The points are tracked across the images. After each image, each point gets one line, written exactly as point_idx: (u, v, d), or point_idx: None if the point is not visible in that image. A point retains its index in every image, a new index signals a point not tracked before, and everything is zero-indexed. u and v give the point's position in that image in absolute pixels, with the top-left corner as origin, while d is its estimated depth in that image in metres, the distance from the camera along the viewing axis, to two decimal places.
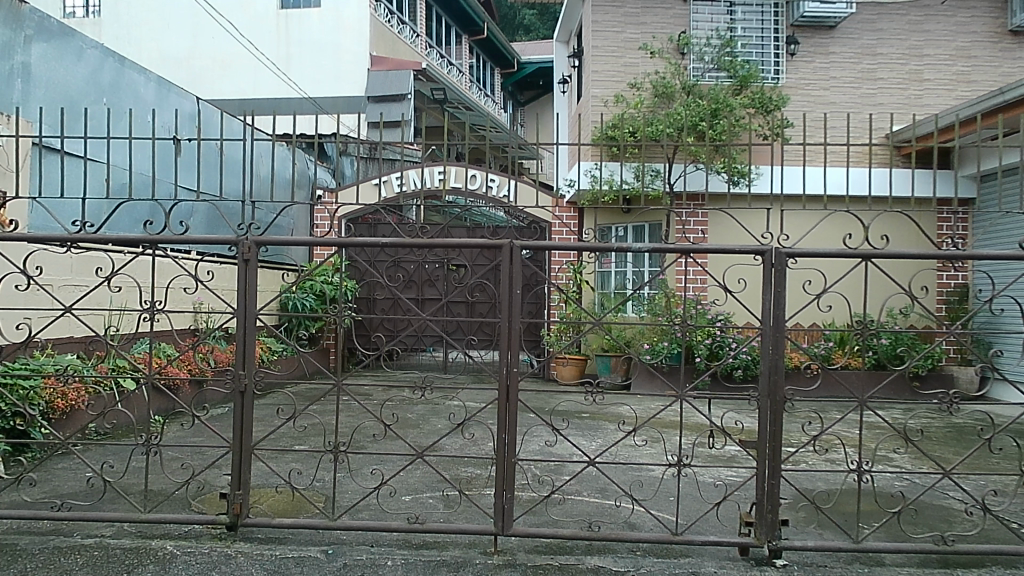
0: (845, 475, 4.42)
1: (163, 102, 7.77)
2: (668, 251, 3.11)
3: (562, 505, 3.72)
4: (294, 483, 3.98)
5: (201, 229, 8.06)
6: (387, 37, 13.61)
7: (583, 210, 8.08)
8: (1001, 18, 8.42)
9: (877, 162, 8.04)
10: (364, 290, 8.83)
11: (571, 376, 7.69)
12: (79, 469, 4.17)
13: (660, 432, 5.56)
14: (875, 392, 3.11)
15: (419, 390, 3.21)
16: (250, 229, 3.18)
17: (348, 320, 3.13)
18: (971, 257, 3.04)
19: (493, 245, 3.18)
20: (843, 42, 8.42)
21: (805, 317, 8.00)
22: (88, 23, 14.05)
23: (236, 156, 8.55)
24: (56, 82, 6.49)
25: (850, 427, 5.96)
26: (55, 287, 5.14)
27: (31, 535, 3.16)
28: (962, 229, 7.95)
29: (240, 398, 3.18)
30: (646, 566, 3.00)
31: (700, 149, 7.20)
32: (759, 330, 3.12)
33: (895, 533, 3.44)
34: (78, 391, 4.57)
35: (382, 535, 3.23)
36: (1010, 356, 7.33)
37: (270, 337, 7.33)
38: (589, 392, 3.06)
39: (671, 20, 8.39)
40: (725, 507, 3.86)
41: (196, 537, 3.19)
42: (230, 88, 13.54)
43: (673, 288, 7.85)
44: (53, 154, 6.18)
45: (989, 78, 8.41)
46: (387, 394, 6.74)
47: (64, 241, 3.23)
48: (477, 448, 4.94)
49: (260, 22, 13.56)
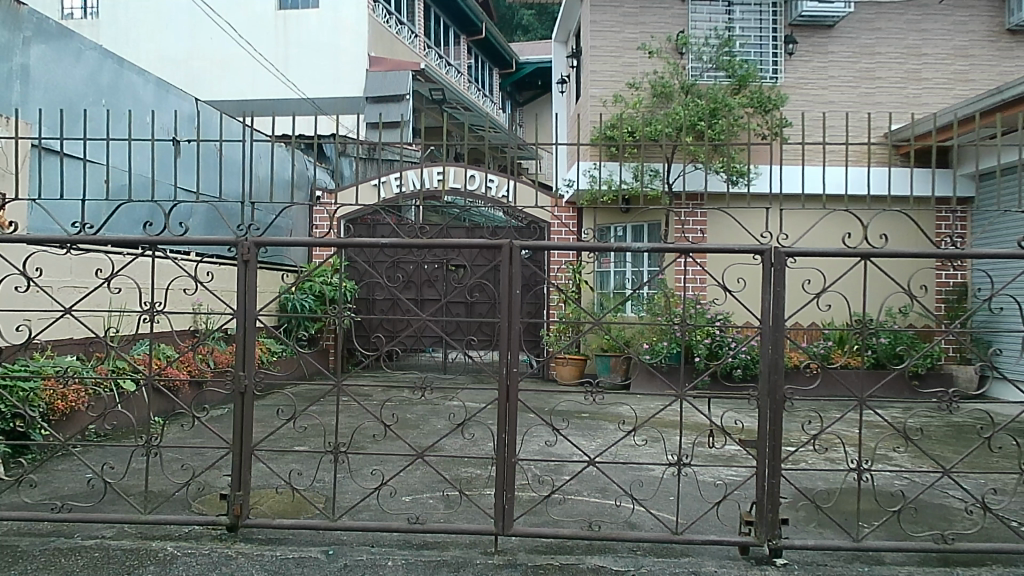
0: (845, 474, 4.43)
1: (161, 104, 7.77)
2: (666, 251, 3.12)
3: (563, 505, 3.72)
4: (295, 484, 3.99)
5: (200, 230, 8.06)
6: (386, 37, 13.62)
7: (582, 210, 8.09)
8: (998, 17, 8.44)
9: (876, 161, 8.05)
10: (363, 290, 8.83)
11: (570, 376, 7.69)
12: (80, 470, 4.18)
13: (660, 431, 5.57)
14: (875, 391, 3.10)
15: (419, 391, 3.21)
16: (249, 230, 3.17)
17: (348, 321, 3.13)
18: (970, 257, 3.02)
19: (492, 245, 3.17)
20: (841, 41, 8.43)
21: (805, 316, 8.01)
22: (87, 25, 14.12)
23: (235, 156, 8.55)
24: (55, 83, 6.48)
25: (850, 426, 5.97)
26: (54, 289, 5.14)
27: (32, 537, 3.16)
28: (961, 228, 7.96)
29: (240, 399, 3.18)
30: (646, 566, 3.00)
31: (698, 149, 7.20)
32: (759, 330, 3.12)
33: (895, 532, 3.45)
34: (78, 393, 4.57)
35: (383, 535, 3.23)
36: (1010, 354, 7.34)
37: (269, 338, 7.33)
38: (589, 393, 3.06)
39: (669, 20, 8.40)
40: (725, 506, 3.87)
41: (197, 538, 3.18)
42: (229, 90, 13.56)
43: (673, 287, 7.86)
44: (52, 155, 6.17)
45: (987, 77, 8.42)
46: (387, 394, 6.74)
47: (63, 242, 3.23)
48: (477, 448, 4.94)
49: (258, 23, 13.55)
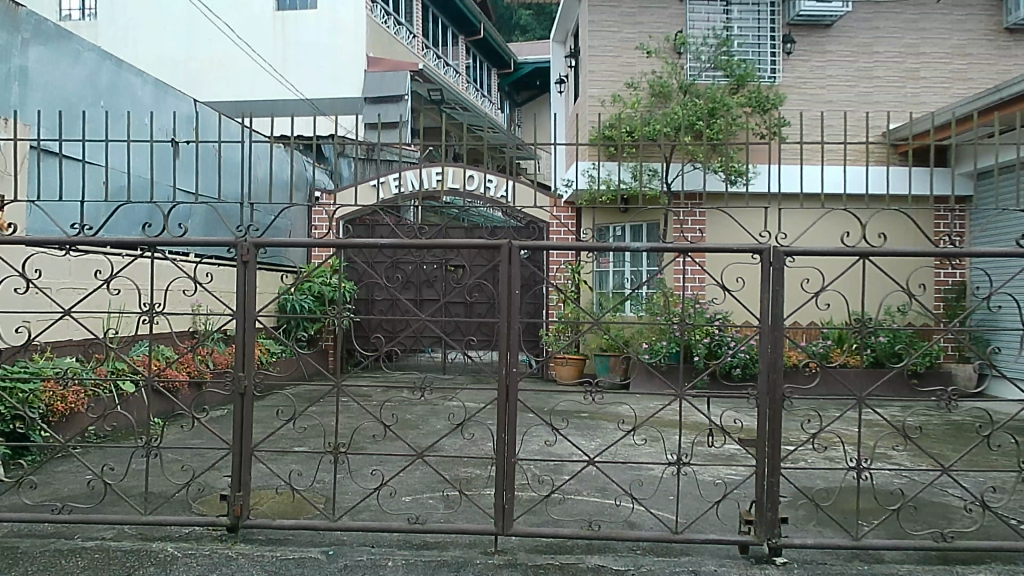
0: (844, 473, 4.43)
1: (160, 105, 7.77)
2: (665, 251, 3.13)
3: (562, 505, 3.72)
4: (295, 485, 3.99)
5: (199, 231, 8.05)
6: (384, 38, 13.63)
7: (581, 210, 8.11)
8: (996, 16, 8.45)
9: (874, 160, 8.07)
10: (363, 291, 8.83)
11: (570, 375, 7.70)
12: (80, 472, 4.18)
13: (659, 431, 5.58)
14: (874, 389, 3.10)
15: (419, 391, 3.21)
16: (249, 231, 3.17)
17: (347, 322, 3.12)
18: (968, 255, 3.02)
19: (491, 245, 3.17)
20: (839, 40, 8.43)
21: (803, 316, 8.04)
22: (84, 26, 14.13)
23: (234, 157, 8.54)
24: (53, 84, 6.47)
25: (849, 425, 5.99)
26: (54, 291, 5.14)
27: (32, 538, 3.16)
28: (959, 227, 7.98)
29: (240, 400, 3.19)
30: (646, 565, 3.01)
31: (697, 149, 7.21)
32: (757, 328, 3.13)
33: (895, 531, 3.46)
34: (77, 394, 4.57)
35: (383, 535, 3.23)
36: (1008, 353, 7.35)
37: (269, 338, 7.33)
38: (589, 392, 3.07)
39: (667, 20, 8.41)
40: (725, 505, 3.88)
41: (197, 539, 3.18)
42: (227, 90, 13.56)
43: (672, 287, 7.88)
44: (51, 157, 6.16)
45: (985, 76, 8.44)
46: (387, 394, 6.76)
47: (62, 244, 3.22)
48: (477, 448, 4.96)
49: (256, 24, 13.52)
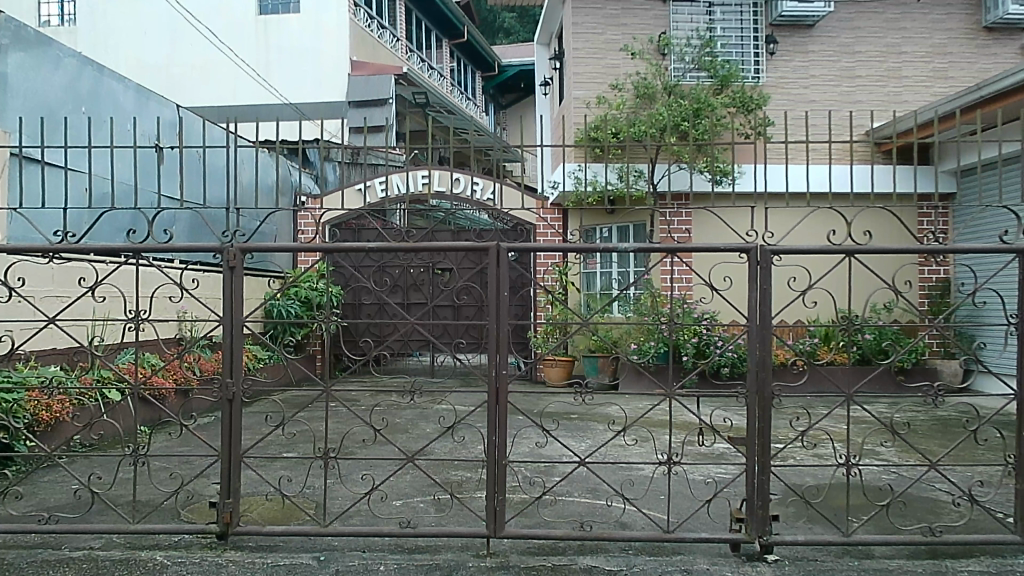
0: (833, 471, 4.49)
1: (142, 110, 7.67)
2: (653, 251, 3.08)
3: (553, 506, 3.74)
4: (284, 492, 3.97)
5: (184, 237, 8.06)
6: (368, 41, 13.63)
7: (568, 212, 8.24)
8: (974, 15, 8.55)
9: (858, 159, 8.16)
10: (350, 294, 8.86)
11: (559, 376, 7.82)
12: (67, 480, 4.15)
13: (648, 431, 5.69)
14: (863, 386, 3.09)
15: (408, 395, 3.18)
16: (235, 236, 3.16)
17: (336, 325, 3.11)
18: (953, 251, 3.02)
19: (479, 247, 3.13)
20: (821, 40, 8.51)
21: (789, 314, 8.24)
22: (64, 31, 13.98)
23: (218, 163, 8.51)
24: (34, 91, 6.40)
25: (837, 422, 6.08)
26: (37, 299, 5.11)
27: (18, 549, 3.11)
28: (943, 224, 8.07)
29: (228, 405, 3.15)
30: (639, 565, 3.02)
31: (682, 149, 7.27)
32: (747, 327, 3.13)
33: (883, 526, 3.51)
34: (62, 403, 4.54)
35: (374, 540, 3.22)
36: (993, 347, 7.45)
37: (256, 345, 7.29)
38: (580, 394, 3.05)
39: (650, 21, 8.46)
40: (715, 502, 3.92)
41: (186, 547, 3.15)
42: (210, 95, 13.46)
43: (659, 287, 8.04)
44: (32, 164, 6.11)
45: (965, 74, 8.54)
46: (375, 399, 6.79)
47: (45, 251, 3.16)
48: (467, 451, 5.01)
49: (239, 28, 13.44)
